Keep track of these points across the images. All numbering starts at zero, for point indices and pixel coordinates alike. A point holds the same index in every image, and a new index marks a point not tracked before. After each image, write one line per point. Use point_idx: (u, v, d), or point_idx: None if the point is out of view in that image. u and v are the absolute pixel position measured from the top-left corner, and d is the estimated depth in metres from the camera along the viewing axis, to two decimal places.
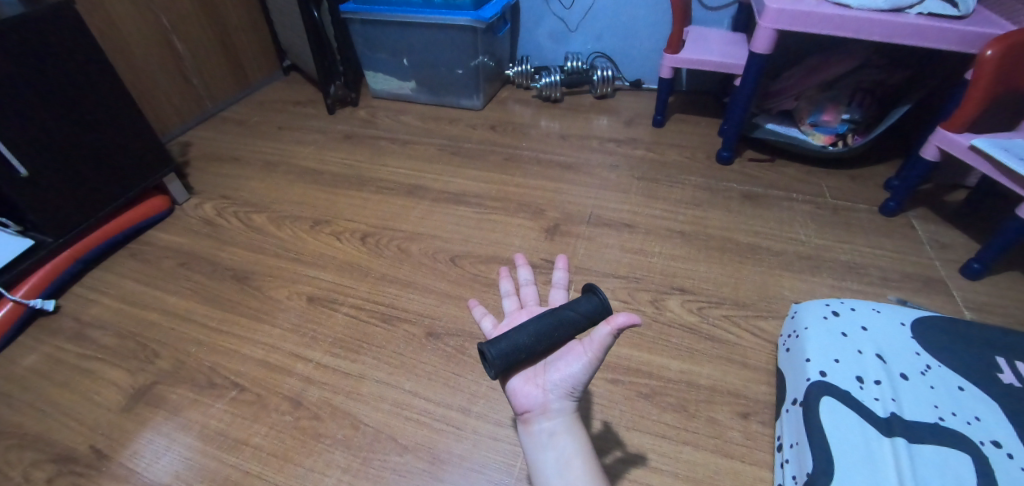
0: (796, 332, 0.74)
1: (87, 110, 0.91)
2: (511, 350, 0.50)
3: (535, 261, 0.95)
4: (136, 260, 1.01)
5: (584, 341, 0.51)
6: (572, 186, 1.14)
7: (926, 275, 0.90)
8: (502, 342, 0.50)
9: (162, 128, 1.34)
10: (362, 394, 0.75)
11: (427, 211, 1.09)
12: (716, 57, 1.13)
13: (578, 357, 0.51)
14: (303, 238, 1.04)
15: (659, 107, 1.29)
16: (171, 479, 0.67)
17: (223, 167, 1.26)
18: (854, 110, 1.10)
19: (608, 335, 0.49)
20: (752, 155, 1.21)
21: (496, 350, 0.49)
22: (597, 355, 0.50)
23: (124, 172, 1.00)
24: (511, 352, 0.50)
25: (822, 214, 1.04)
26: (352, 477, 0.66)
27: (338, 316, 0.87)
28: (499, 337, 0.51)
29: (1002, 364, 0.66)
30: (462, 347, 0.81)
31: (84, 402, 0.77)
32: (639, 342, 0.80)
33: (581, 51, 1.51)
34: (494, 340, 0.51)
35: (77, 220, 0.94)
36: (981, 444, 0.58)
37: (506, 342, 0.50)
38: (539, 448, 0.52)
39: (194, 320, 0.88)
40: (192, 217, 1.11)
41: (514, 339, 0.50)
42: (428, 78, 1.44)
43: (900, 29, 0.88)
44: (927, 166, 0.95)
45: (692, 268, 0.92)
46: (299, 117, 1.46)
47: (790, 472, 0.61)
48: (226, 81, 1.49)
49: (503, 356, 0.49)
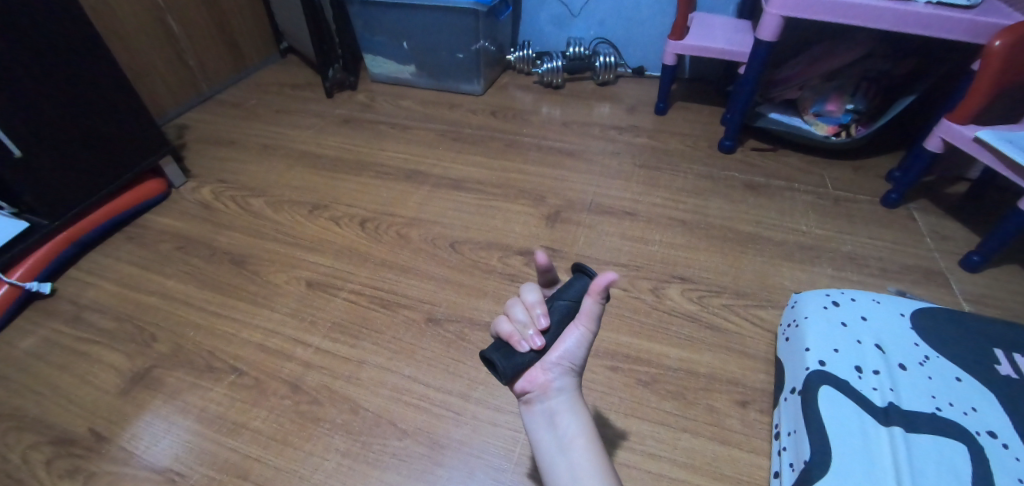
0: (796, 321, 0.74)
1: (79, 88, 0.89)
2: (524, 366, 0.50)
3: (536, 248, 0.95)
4: (132, 243, 1.00)
5: (576, 315, 0.52)
6: (573, 173, 1.13)
7: (926, 267, 0.90)
8: (516, 356, 0.50)
9: (158, 109, 1.32)
10: (362, 379, 0.75)
11: (427, 197, 1.08)
12: (720, 44, 1.12)
13: (572, 331, 0.52)
14: (301, 222, 1.03)
15: (662, 95, 1.28)
16: (171, 463, 0.67)
17: (221, 151, 1.24)
18: (859, 100, 1.09)
19: (594, 304, 0.52)
20: (754, 144, 1.21)
21: (508, 364, 0.49)
22: (593, 325, 0.52)
23: (119, 154, 0.99)
24: (523, 365, 0.50)
25: (823, 204, 1.03)
26: (352, 461, 0.67)
27: (338, 301, 0.87)
28: (510, 350, 0.50)
29: (1000, 356, 0.66)
30: (462, 333, 0.81)
31: (82, 385, 0.76)
32: (638, 330, 0.80)
33: (583, 36, 1.49)
34: (503, 350, 0.50)
35: (73, 202, 0.93)
36: (977, 434, 0.59)
37: (520, 356, 0.50)
38: (541, 427, 0.53)
39: (192, 304, 0.87)
40: (189, 200, 1.10)
41: (525, 353, 0.50)
42: (428, 62, 1.42)
43: (908, 17, 0.86)
44: (930, 157, 0.94)
45: (693, 257, 0.92)
46: (297, 100, 1.44)
47: (787, 459, 0.62)
48: (222, 63, 1.47)
49: (514, 369, 0.49)
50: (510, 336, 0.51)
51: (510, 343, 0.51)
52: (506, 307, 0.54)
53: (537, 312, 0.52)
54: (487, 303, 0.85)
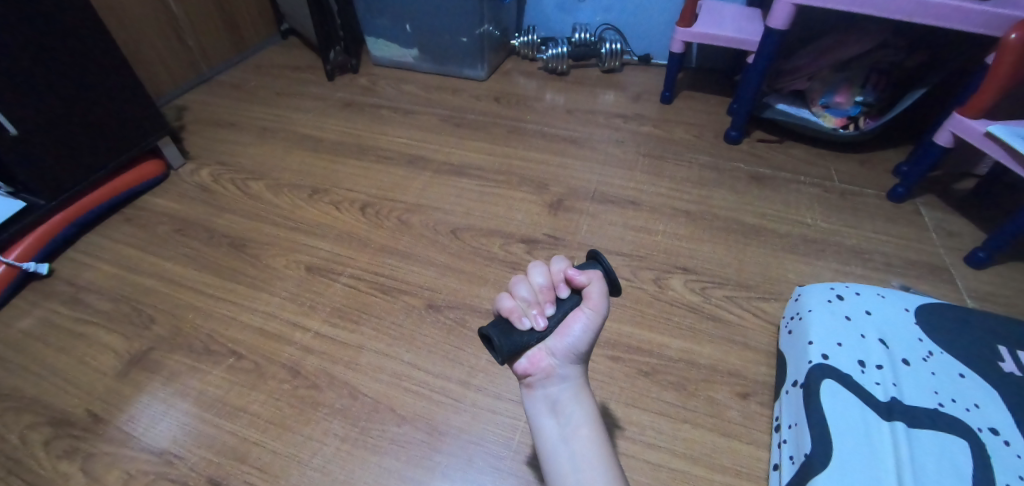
0: (800, 314, 0.73)
1: (76, 65, 0.87)
2: (521, 347, 0.50)
3: (538, 236, 0.94)
4: (130, 225, 0.99)
5: (583, 301, 0.52)
6: (577, 161, 1.12)
7: (930, 263, 0.89)
8: (515, 335, 0.49)
9: (156, 90, 1.30)
10: (361, 364, 0.75)
11: (428, 182, 1.07)
12: (730, 32, 1.10)
13: (578, 316, 0.52)
14: (301, 206, 1.02)
15: (669, 84, 1.26)
16: (169, 445, 0.67)
17: (220, 133, 1.23)
18: (868, 92, 1.07)
19: (603, 295, 0.52)
20: (761, 135, 1.19)
21: (507, 343, 0.48)
22: (599, 311, 0.52)
23: (117, 134, 0.97)
24: (521, 344, 0.49)
25: (829, 197, 1.02)
26: (350, 446, 0.66)
27: (338, 286, 0.86)
28: (509, 327, 0.50)
29: (1004, 352, 0.66)
30: (463, 320, 0.80)
31: (80, 367, 0.76)
32: (640, 320, 0.79)
33: (589, 22, 1.47)
34: (502, 327, 0.50)
35: (70, 182, 0.92)
36: (979, 430, 0.58)
37: (519, 335, 0.49)
38: (542, 413, 0.53)
39: (191, 287, 0.87)
40: (187, 182, 1.08)
41: (525, 332, 0.50)
42: (431, 46, 1.40)
43: (923, 6, 0.85)
44: (939, 151, 0.93)
45: (696, 247, 0.91)
46: (298, 82, 1.42)
47: (787, 452, 0.61)
48: (222, 43, 1.44)
49: (510, 346, 0.48)
50: (511, 312, 0.51)
51: (511, 318, 0.50)
52: (510, 282, 0.53)
53: (542, 297, 0.52)
54: (488, 291, 0.85)
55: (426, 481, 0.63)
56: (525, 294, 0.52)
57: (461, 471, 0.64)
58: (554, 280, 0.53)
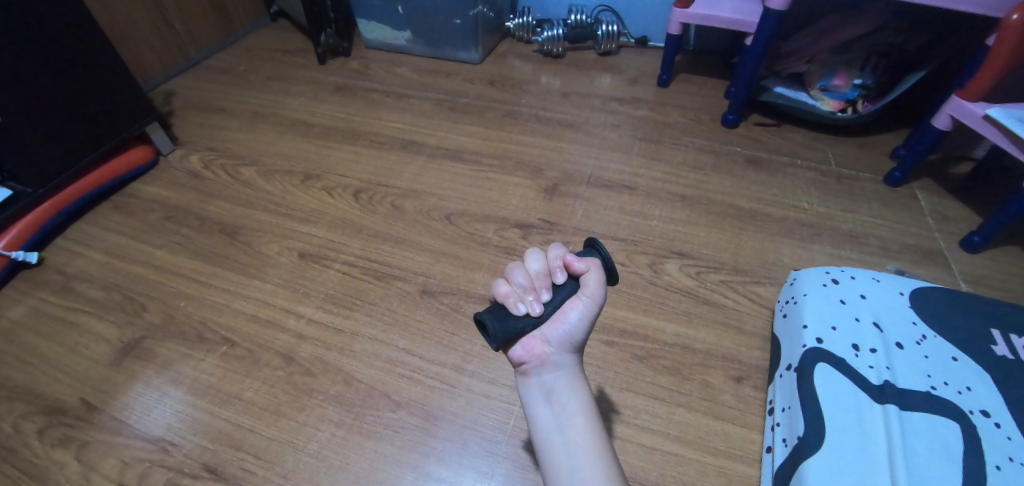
0: (795, 298, 0.73)
1: (58, 49, 0.85)
2: (517, 332, 0.49)
3: (534, 221, 0.93)
4: (119, 212, 0.98)
5: (581, 289, 0.52)
6: (572, 145, 1.11)
7: (926, 247, 0.89)
8: (510, 320, 0.49)
9: (144, 74, 1.28)
10: (355, 351, 0.75)
11: (423, 167, 1.06)
12: (728, 13, 1.08)
13: (575, 304, 0.52)
14: (293, 193, 1.00)
15: (666, 66, 1.24)
16: (164, 432, 0.67)
17: (211, 118, 1.20)
18: (867, 74, 1.06)
19: (600, 285, 0.52)
20: (758, 119, 1.18)
21: (497, 321, 0.48)
22: (597, 300, 0.52)
23: (104, 120, 0.95)
24: (516, 330, 0.49)
25: (825, 181, 1.02)
26: (345, 432, 0.66)
27: (331, 272, 0.86)
28: (505, 313, 0.49)
29: (997, 336, 0.66)
30: (458, 306, 0.80)
31: (72, 355, 0.75)
32: (634, 304, 0.79)
33: (585, 4, 1.44)
34: (498, 313, 0.49)
35: (57, 169, 0.90)
36: (970, 413, 0.59)
37: (515, 320, 0.49)
38: (537, 401, 0.53)
39: (182, 274, 0.86)
40: (176, 168, 1.07)
41: (522, 317, 0.49)
42: (425, 28, 1.37)
43: None
44: (937, 135, 0.92)
45: (692, 232, 0.91)
46: (289, 66, 1.39)
47: (779, 434, 0.62)
48: (211, 26, 1.41)
49: (504, 330, 0.48)
50: (507, 298, 0.51)
51: (507, 304, 0.50)
52: (506, 269, 0.53)
53: (539, 283, 0.52)
54: (482, 276, 0.84)
55: (422, 466, 0.63)
56: (522, 280, 0.52)
57: (456, 456, 0.64)
58: (552, 266, 0.53)
